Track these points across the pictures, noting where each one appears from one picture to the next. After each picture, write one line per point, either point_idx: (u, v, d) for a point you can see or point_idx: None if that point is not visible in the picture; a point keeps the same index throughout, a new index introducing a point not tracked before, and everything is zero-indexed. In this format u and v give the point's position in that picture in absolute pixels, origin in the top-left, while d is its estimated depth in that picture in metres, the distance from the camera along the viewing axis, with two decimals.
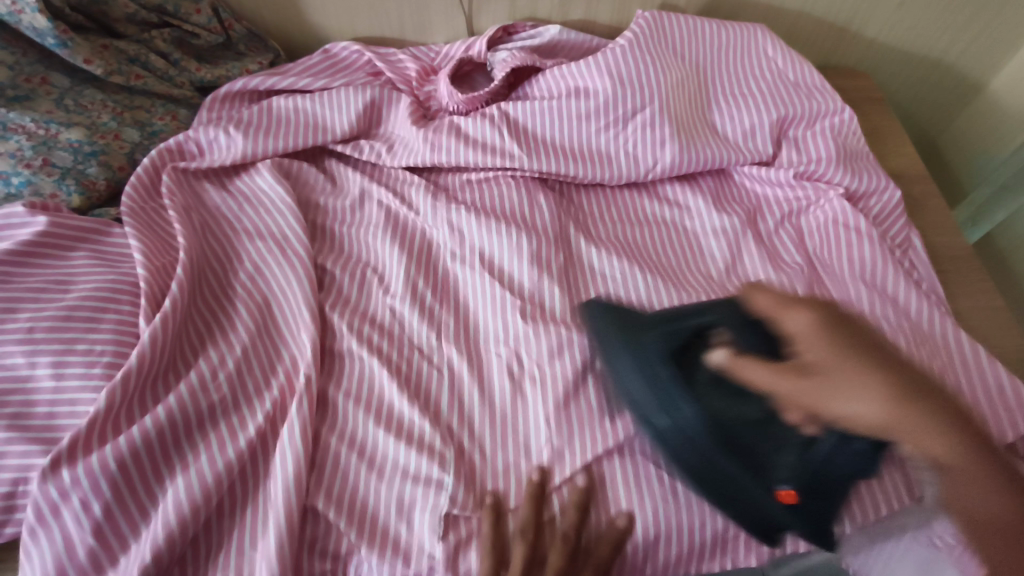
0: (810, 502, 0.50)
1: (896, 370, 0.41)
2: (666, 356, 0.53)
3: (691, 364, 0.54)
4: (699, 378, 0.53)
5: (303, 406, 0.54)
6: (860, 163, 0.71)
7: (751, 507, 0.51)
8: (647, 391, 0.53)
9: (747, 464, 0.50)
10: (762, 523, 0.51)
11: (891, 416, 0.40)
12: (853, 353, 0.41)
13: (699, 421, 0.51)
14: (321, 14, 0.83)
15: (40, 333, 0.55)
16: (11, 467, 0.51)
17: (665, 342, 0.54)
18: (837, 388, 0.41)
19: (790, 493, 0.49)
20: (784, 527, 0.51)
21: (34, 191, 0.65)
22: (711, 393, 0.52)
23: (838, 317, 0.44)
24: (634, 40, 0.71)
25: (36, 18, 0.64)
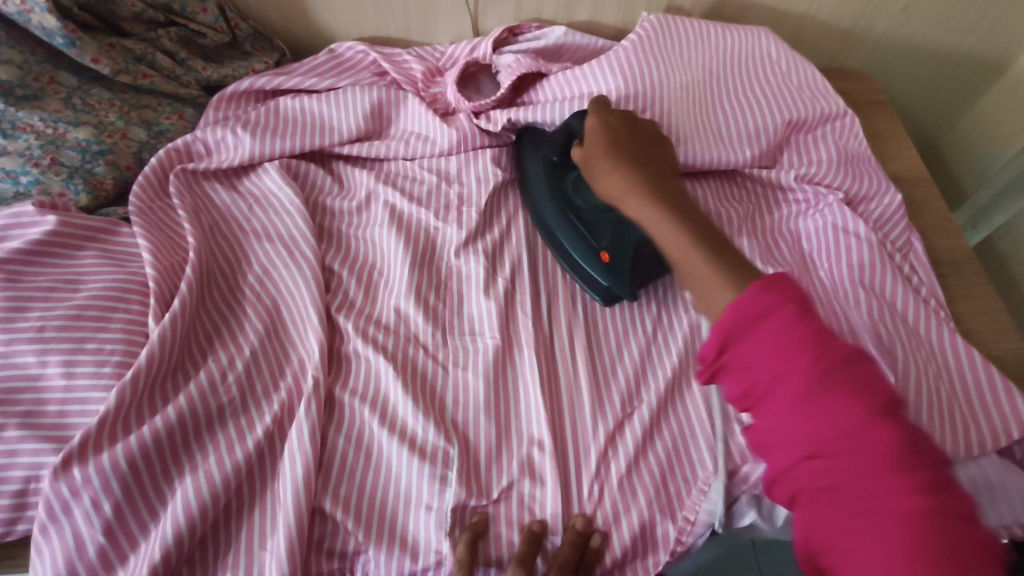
0: (621, 263, 0.61)
1: (629, 146, 0.55)
2: (546, 164, 0.69)
3: (567, 168, 0.68)
4: (568, 178, 0.67)
5: (311, 409, 0.55)
6: (862, 167, 0.72)
7: (583, 268, 0.64)
8: (539, 181, 0.68)
9: (585, 231, 0.64)
10: (591, 283, 0.64)
11: (603, 169, 0.54)
12: (601, 134, 0.57)
13: (567, 208, 0.65)
14: (327, 14, 0.83)
15: (50, 333, 0.56)
16: (22, 465, 0.52)
17: (554, 150, 0.69)
18: (591, 155, 0.56)
19: (607, 253, 0.62)
20: (610, 288, 0.62)
21: (42, 190, 0.67)
22: (574, 189, 0.66)
23: (619, 118, 0.59)
24: (638, 44, 0.72)
25: (45, 18, 0.64)
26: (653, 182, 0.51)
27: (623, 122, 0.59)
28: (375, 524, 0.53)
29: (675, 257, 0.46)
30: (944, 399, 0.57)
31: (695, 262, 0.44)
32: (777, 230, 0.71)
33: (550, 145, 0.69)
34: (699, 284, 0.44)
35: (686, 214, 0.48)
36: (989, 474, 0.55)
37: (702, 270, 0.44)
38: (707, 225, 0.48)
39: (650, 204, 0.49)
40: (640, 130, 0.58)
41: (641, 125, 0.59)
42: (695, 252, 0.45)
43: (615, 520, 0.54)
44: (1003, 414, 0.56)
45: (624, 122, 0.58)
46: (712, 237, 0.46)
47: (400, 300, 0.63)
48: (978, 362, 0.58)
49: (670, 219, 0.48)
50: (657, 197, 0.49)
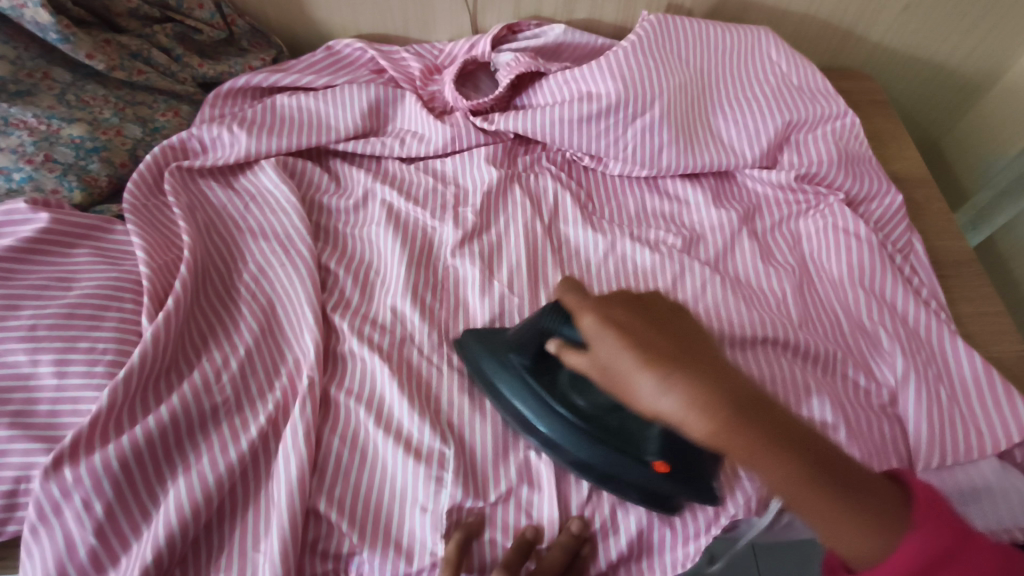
0: (684, 463, 0.50)
1: (668, 347, 0.40)
2: (522, 374, 0.53)
3: (549, 370, 0.53)
4: (560, 379, 0.53)
5: (306, 409, 0.54)
6: (862, 168, 0.71)
7: (633, 482, 0.51)
8: (524, 396, 0.53)
9: (622, 440, 0.50)
10: (642, 492, 0.51)
11: (658, 398, 0.38)
12: (624, 343, 0.40)
13: (570, 419, 0.51)
14: (324, 10, 0.82)
15: (42, 331, 0.55)
16: (12, 465, 0.51)
17: (518, 354, 0.53)
18: (622, 376, 0.40)
19: (661, 463, 0.49)
20: (668, 493, 0.51)
21: (35, 187, 0.65)
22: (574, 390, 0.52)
23: (616, 306, 0.44)
24: (638, 43, 0.71)
25: (38, 13, 0.63)
26: (738, 407, 0.38)
27: (631, 310, 0.43)
28: (371, 525, 0.53)
29: (811, 509, 0.37)
30: (945, 403, 0.56)
31: (844, 514, 0.37)
32: (775, 232, 0.70)
33: (515, 350, 0.54)
34: (864, 543, 0.37)
35: (792, 444, 0.38)
36: (988, 478, 0.54)
37: (865, 524, 0.37)
38: (802, 431, 0.40)
39: (759, 447, 0.37)
40: (653, 316, 0.43)
41: (643, 305, 0.44)
42: (833, 499, 0.37)
43: (611, 526, 0.53)
44: (1004, 417, 0.55)
45: (628, 308, 0.43)
46: (830, 469, 0.38)
47: (396, 300, 0.63)
48: (979, 365, 0.58)
49: (790, 463, 0.37)
50: (758, 432, 0.37)
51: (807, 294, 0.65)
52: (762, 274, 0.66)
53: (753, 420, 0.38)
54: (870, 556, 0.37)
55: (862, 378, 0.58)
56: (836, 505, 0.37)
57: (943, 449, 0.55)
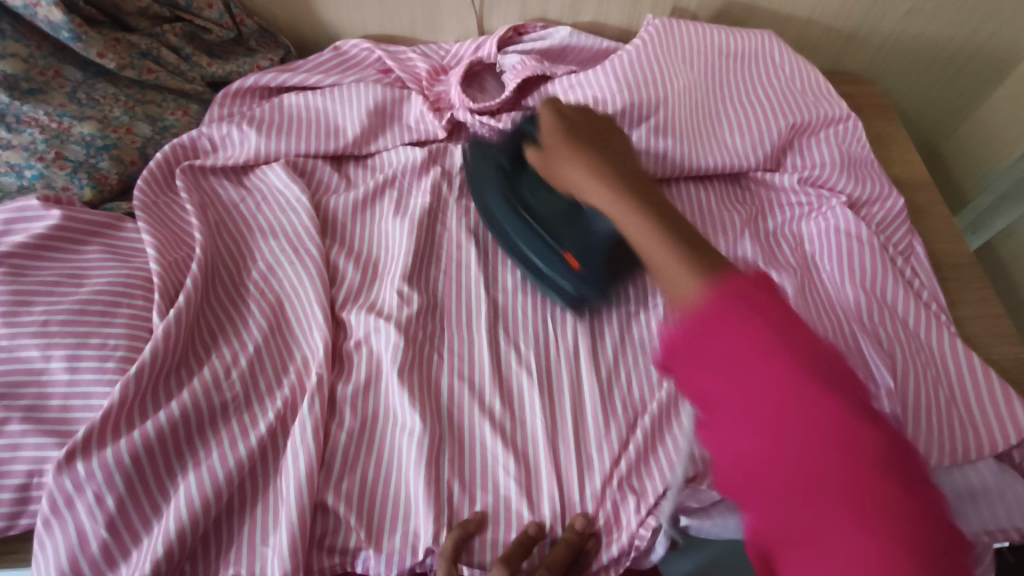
0: (593, 265, 0.60)
1: (588, 138, 0.52)
2: (499, 171, 0.66)
3: (520, 175, 0.65)
4: (523, 182, 0.64)
5: (315, 405, 0.55)
6: (863, 170, 0.72)
7: (550, 276, 0.62)
8: (491, 189, 0.66)
9: (547, 236, 0.61)
10: (559, 291, 0.62)
11: (567, 165, 0.50)
12: (562, 129, 0.54)
13: (524, 214, 0.63)
14: (332, 11, 0.83)
15: (54, 327, 0.56)
16: (26, 459, 0.52)
17: (504, 155, 0.66)
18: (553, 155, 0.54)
19: (574, 258, 0.60)
20: (580, 293, 0.61)
21: (46, 185, 0.67)
22: (531, 194, 0.63)
23: (574, 116, 0.56)
24: (643, 47, 0.72)
25: (51, 11, 0.64)
26: (617, 176, 0.47)
27: (590, 124, 0.56)
28: (378, 520, 0.54)
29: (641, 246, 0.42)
30: (941, 404, 0.57)
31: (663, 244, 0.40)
32: (778, 233, 0.71)
33: (501, 151, 0.66)
34: (670, 267, 0.38)
35: (650, 201, 0.44)
36: (987, 480, 0.55)
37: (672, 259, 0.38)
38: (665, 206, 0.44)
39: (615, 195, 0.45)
40: (603, 131, 0.55)
41: (592, 121, 0.56)
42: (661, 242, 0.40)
43: (614, 522, 0.54)
44: (1002, 420, 0.56)
45: (587, 123, 0.55)
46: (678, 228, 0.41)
47: (399, 286, 0.63)
48: (977, 367, 0.59)
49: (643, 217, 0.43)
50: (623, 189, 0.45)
51: (807, 294, 0.65)
52: (763, 274, 0.66)
53: (616, 180, 0.46)
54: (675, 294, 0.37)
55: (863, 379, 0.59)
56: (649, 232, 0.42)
57: (942, 450, 0.55)
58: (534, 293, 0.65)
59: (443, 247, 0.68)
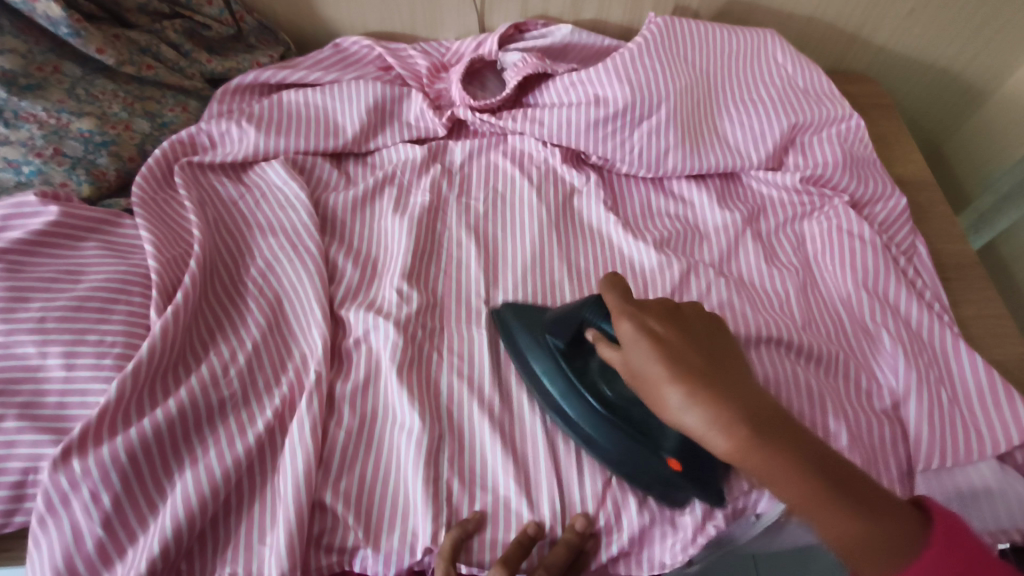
0: (699, 465, 0.51)
1: (697, 364, 0.42)
2: (554, 354, 0.56)
3: (581, 360, 0.56)
4: (592, 367, 0.55)
5: (313, 405, 0.55)
6: (866, 170, 0.72)
7: (649, 477, 0.52)
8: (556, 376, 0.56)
9: (641, 436, 0.52)
10: (657, 489, 0.52)
11: (681, 404, 0.41)
12: (657, 350, 0.43)
13: (595, 406, 0.53)
14: (333, 8, 0.83)
15: (51, 324, 0.56)
16: (21, 456, 0.52)
17: (556, 337, 0.55)
18: (650, 382, 0.42)
19: (676, 459, 0.50)
20: (682, 493, 0.52)
21: (44, 181, 0.66)
22: (602, 377, 0.55)
23: (653, 313, 0.45)
24: (645, 45, 0.72)
25: (50, 7, 0.64)
26: (766, 428, 0.39)
27: (673, 323, 0.45)
28: (376, 519, 0.53)
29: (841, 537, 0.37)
30: (944, 405, 0.56)
31: (855, 529, 0.37)
32: (778, 234, 0.70)
33: (553, 332, 0.55)
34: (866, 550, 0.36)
35: (808, 461, 0.39)
36: (988, 480, 0.55)
37: (865, 548, 0.36)
38: (817, 452, 0.40)
39: (773, 465, 0.38)
40: (690, 329, 0.45)
41: (686, 323, 0.46)
42: (853, 523, 0.37)
43: (614, 524, 0.53)
44: (1004, 420, 0.56)
45: (671, 322, 0.45)
46: (855, 495, 0.38)
47: (398, 286, 0.63)
48: (981, 368, 0.58)
49: (828, 500, 0.37)
50: (778, 452, 0.39)
51: (809, 295, 0.65)
52: (765, 274, 0.66)
53: (776, 442, 0.39)
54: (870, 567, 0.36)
55: (863, 380, 0.59)
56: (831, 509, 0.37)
57: (943, 450, 0.55)
58: (533, 291, 0.65)
59: (442, 244, 0.68)
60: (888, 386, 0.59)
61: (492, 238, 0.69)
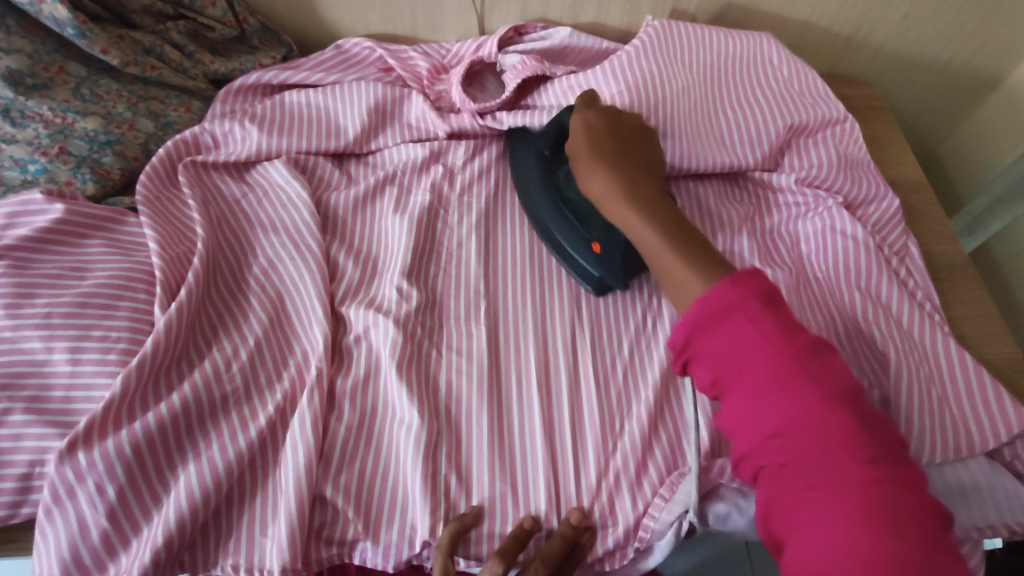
0: (611, 253, 0.63)
1: (612, 147, 0.61)
2: (537, 159, 0.71)
3: (557, 163, 0.70)
4: (559, 173, 0.70)
5: (314, 399, 0.56)
6: (860, 171, 0.73)
7: (566, 251, 0.66)
8: (530, 174, 0.71)
9: (577, 223, 0.65)
10: (575, 268, 0.65)
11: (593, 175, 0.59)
12: (587, 135, 0.62)
13: (557, 197, 0.68)
14: (335, 11, 0.84)
15: (57, 320, 0.57)
16: (28, 449, 0.53)
17: (543, 143, 0.70)
18: (580, 158, 0.61)
19: (597, 242, 0.63)
20: (601, 277, 0.63)
21: (49, 179, 0.67)
22: (565, 181, 0.68)
23: (603, 114, 0.64)
24: (642, 48, 0.73)
25: (56, 8, 0.65)
26: (642, 196, 0.57)
27: (611, 121, 0.63)
28: (375, 512, 0.54)
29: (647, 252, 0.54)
30: (935, 403, 0.57)
31: (686, 267, 0.51)
32: (774, 233, 0.72)
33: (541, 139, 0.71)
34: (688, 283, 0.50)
35: (671, 224, 0.54)
36: (976, 477, 0.56)
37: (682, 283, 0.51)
38: (686, 225, 0.55)
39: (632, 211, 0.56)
40: (621, 129, 0.63)
41: (624, 127, 0.64)
42: (691, 273, 0.50)
43: (610, 516, 0.54)
44: (991, 417, 0.57)
45: (608, 121, 0.63)
46: (696, 251, 0.52)
47: (398, 282, 0.64)
48: (970, 366, 0.59)
49: (674, 242, 0.53)
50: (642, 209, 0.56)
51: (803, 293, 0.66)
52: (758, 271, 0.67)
53: (645, 203, 0.56)
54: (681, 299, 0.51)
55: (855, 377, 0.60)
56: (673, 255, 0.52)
57: (933, 447, 0.56)
58: (531, 288, 0.66)
59: (442, 241, 0.69)
60: (878, 383, 0.60)
61: (491, 236, 0.70)
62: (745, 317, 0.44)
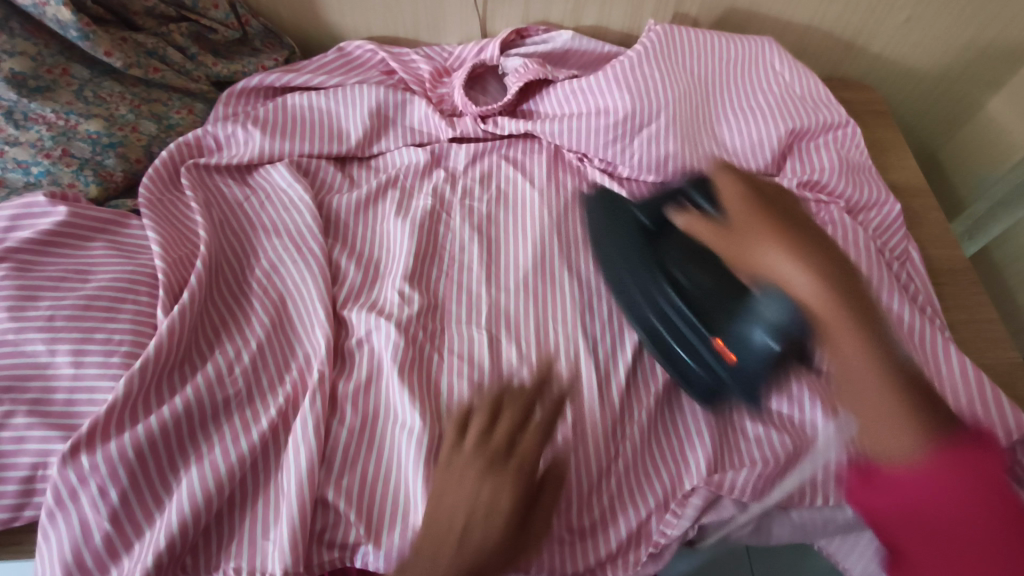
0: (749, 368, 0.51)
1: (794, 223, 0.44)
2: (641, 234, 0.61)
3: (660, 240, 0.60)
4: (666, 252, 0.58)
5: (315, 402, 0.56)
6: (861, 177, 0.73)
7: (689, 358, 0.55)
8: (631, 254, 0.60)
9: (695, 318, 0.55)
10: (697, 376, 0.55)
11: (777, 258, 0.41)
12: (759, 203, 0.45)
13: (665, 284, 0.57)
14: (337, 13, 0.84)
15: (60, 322, 0.57)
16: (31, 452, 0.53)
17: (647, 215, 0.62)
18: (745, 233, 0.44)
19: (732, 351, 0.51)
20: (721, 386, 0.54)
21: (52, 181, 0.67)
22: (676, 265, 0.57)
23: (753, 181, 0.48)
24: (644, 53, 0.73)
25: (60, 10, 0.65)
26: (850, 297, 0.39)
27: (772, 193, 0.47)
28: (377, 516, 0.54)
29: (856, 385, 0.38)
30: None
31: (916, 420, 0.36)
32: None
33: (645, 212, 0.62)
34: (901, 436, 0.36)
35: (888, 347, 0.39)
36: None
37: (893, 442, 0.36)
38: (899, 347, 0.40)
39: (845, 316, 0.39)
40: (786, 200, 0.47)
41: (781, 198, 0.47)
42: (912, 419, 0.36)
43: (610, 518, 0.56)
44: (991, 421, 0.57)
45: (767, 189, 0.48)
46: (927, 396, 0.38)
47: (400, 285, 0.64)
48: (971, 371, 0.59)
49: (893, 374, 0.38)
50: (861, 321, 0.39)
51: None
52: None
53: (859, 310, 0.39)
54: (901, 458, 0.36)
55: None
56: (893, 398, 0.37)
57: None
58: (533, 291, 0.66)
59: (444, 243, 0.69)
60: None
61: (493, 239, 0.70)
62: (978, 477, 0.34)
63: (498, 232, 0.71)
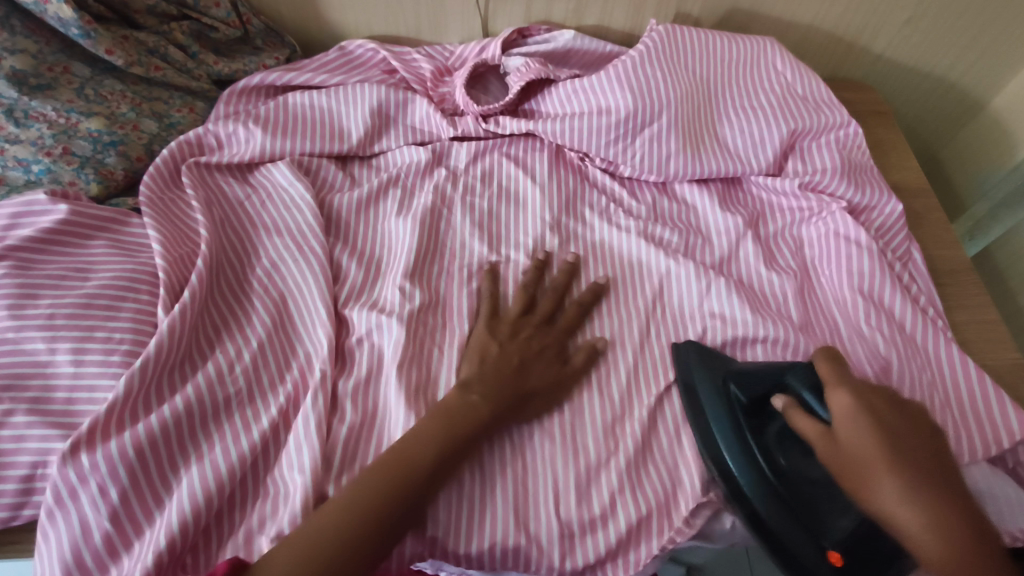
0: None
1: (914, 460, 0.42)
2: (732, 409, 0.55)
3: (758, 413, 0.55)
4: (767, 431, 0.54)
5: (317, 401, 0.56)
6: (864, 177, 0.73)
7: (795, 556, 0.50)
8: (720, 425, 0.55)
9: (798, 516, 0.50)
10: None
11: (895, 496, 0.41)
12: (873, 431, 0.44)
13: (762, 466, 0.52)
14: (338, 12, 0.84)
15: (61, 320, 0.56)
16: (30, 450, 0.53)
17: (741, 389, 0.55)
18: (861, 467, 0.43)
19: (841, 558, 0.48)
20: None
21: (53, 179, 0.67)
22: (777, 445, 0.53)
23: (865, 393, 0.46)
24: (646, 53, 0.73)
25: (61, 9, 0.65)
26: (978, 554, 0.38)
27: (887, 406, 0.46)
28: None
29: None
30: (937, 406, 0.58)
31: None
32: (778, 236, 0.72)
33: (738, 382, 0.56)
34: None
35: None
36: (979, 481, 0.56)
37: None
38: None
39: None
40: (902, 414, 0.45)
41: (898, 411, 0.45)
42: None
43: None
44: (993, 421, 0.57)
45: (883, 402, 0.46)
46: None
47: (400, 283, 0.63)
48: (973, 370, 0.59)
49: None
50: None
51: (806, 298, 0.66)
52: (763, 277, 0.67)
53: (993, 573, 0.38)
54: None
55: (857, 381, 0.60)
56: None
57: None
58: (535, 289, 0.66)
59: (445, 242, 0.69)
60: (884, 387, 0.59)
61: (495, 237, 0.70)
62: None
63: (500, 230, 0.71)
